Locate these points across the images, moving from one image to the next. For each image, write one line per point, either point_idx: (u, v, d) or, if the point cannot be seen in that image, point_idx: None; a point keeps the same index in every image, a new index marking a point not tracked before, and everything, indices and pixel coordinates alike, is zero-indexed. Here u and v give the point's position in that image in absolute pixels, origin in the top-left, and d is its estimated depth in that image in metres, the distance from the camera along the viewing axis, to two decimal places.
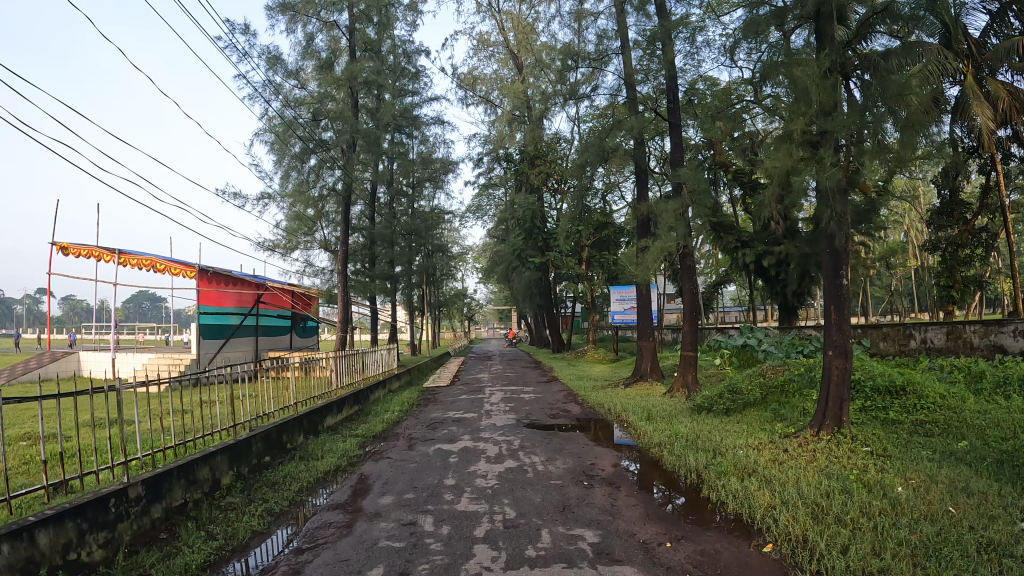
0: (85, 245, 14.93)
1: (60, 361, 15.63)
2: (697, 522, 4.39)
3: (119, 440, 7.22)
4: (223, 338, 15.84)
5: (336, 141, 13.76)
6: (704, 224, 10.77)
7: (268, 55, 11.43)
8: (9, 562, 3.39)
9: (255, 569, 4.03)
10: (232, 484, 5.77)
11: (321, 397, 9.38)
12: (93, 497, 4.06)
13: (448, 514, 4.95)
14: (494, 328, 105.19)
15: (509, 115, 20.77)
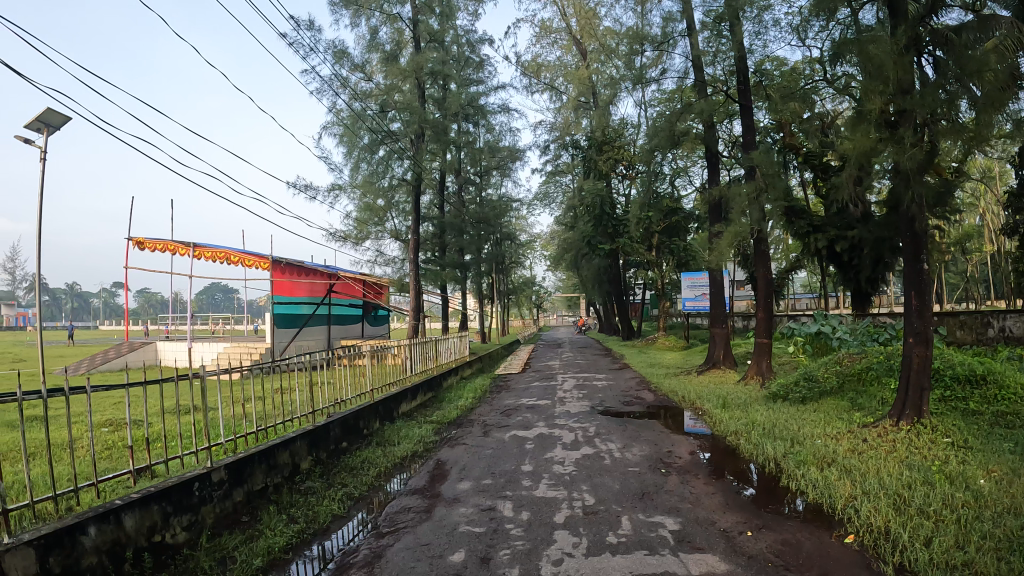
0: (161, 239, 15.45)
1: (138, 351, 16.22)
2: (775, 511, 4.31)
3: (202, 428, 7.51)
4: (297, 327, 16.24)
5: (405, 132, 13.91)
6: (778, 208, 10.46)
7: (335, 49, 11.62)
8: (97, 544, 3.56)
9: (335, 553, 4.13)
10: (311, 469, 5.92)
11: (396, 383, 9.60)
12: (176, 482, 4.20)
13: (527, 499, 4.97)
14: (557, 317, 105.27)
15: (574, 102, 20.61)
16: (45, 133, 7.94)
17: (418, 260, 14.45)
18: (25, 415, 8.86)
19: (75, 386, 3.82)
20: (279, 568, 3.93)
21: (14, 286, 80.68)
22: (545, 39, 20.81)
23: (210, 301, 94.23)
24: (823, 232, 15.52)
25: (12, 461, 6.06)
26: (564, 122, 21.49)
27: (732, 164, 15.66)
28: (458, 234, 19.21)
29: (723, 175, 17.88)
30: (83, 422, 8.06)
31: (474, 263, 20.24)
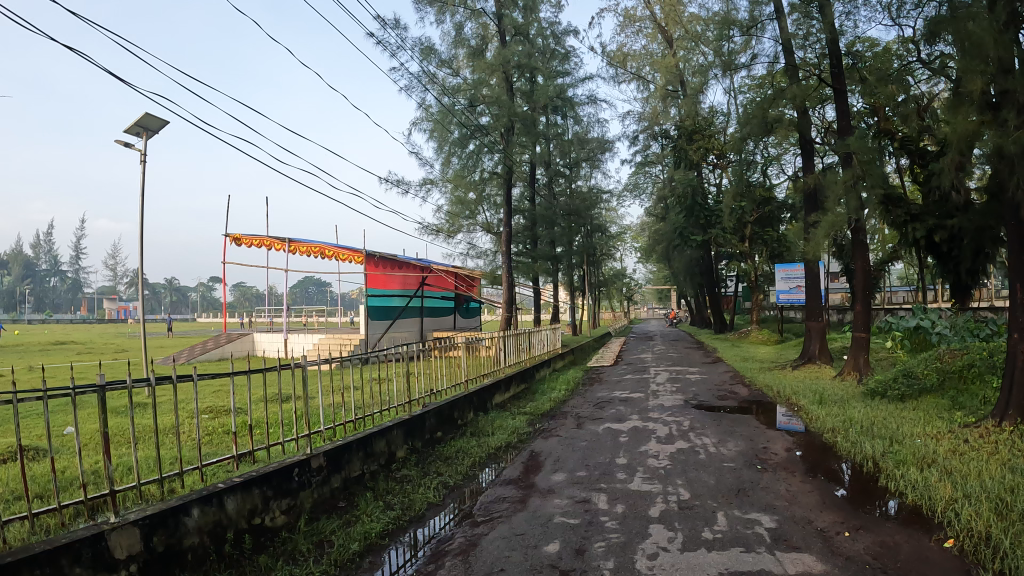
0: (258, 235, 16.07)
1: (234, 341, 16.92)
2: (870, 512, 4.19)
3: (301, 417, 7.98)
4: (390, 319, 16.70)
5: (494, 125, 13.95)
6: (878, 195, 10.09)
7: (423, 46, 11.79)
8: (200, 524, 3.77)
9: (428, 540, 4.49)
10: (407, 457, 6.34)
11: (490, 374, 10.09)
12: (277, 468, 4.47)
13: (621, 492, 5.28)
14: (641, 309, 104.12)
15: (662, 90, 20.25)
16: (144, 136, 8.39)
17: (509, 253, 14.40)
18: (135, 400, 9.46)
19: (181, 375, 4.03)
20: (376, 553, 4.28)
21: (119, 280, 85.27)
22: (629, 28, 20.51)
23: (301, 294, 97.10)
24: (921, 221, 14.72)
25: (116, 446, 6.45)
26: (654, 112, 21.11)
27: (825, 151, 15.18)
28: (549, 226, 18.93)
29: (817, 163, 17.32)
30: (189, 408, 8.56)
31: (566, 256, 20.09)
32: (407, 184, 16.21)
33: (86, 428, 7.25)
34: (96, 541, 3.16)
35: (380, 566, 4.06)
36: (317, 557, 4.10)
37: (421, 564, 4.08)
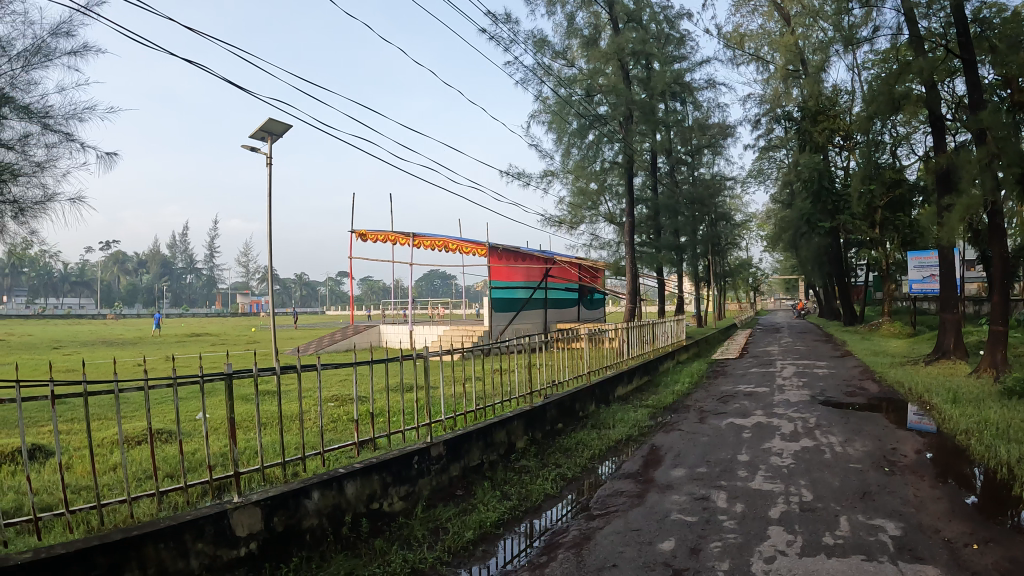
0: (384, 231, 16.71)
1: (363, 333, 17.67)
2: (1006, 524, 3.83)
3: (422, 406, 8.23)
4: (514, 311, 16.90)
5: (613, 115, 13.79)
6: (1016, 174, 9.15)
7: (535, 39, 11.78)
8: (319, 507, 3.97)
9: (544, 531, 4.51)
10: (527, 448, 6.39)
11: (612, 366, 10.00)
12: (397, 455, 4.63)
13: (741, 491, 5.09)
14: (771, 300, 100.04)
15: (783, 70, 19.23)
16: (269, 140, 8.93)
17: (634, 243, 14.08)
18: (267, 388, 10.08)
19: (306, 364, 4.24)
20: (489, 541, 4.34)
21: (254, 275, 90.87)
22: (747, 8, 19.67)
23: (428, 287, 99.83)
24: None
25: (244, 430, 6.90)
26: (774, 94, 20.08)
27: (958, 128, 13.97)
28: (673, 215, 18.41)
29: (951, 143, 15.99)
30: (316, 396, 9.02)
31: (691, 245, 19.41)
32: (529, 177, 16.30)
33: (217, 413, 7.82)
34: (218, 519, 3.39)
35: (492, 555, 4.11)
36: (432, 543, 4.20)
37: (534, 555, 4.10)
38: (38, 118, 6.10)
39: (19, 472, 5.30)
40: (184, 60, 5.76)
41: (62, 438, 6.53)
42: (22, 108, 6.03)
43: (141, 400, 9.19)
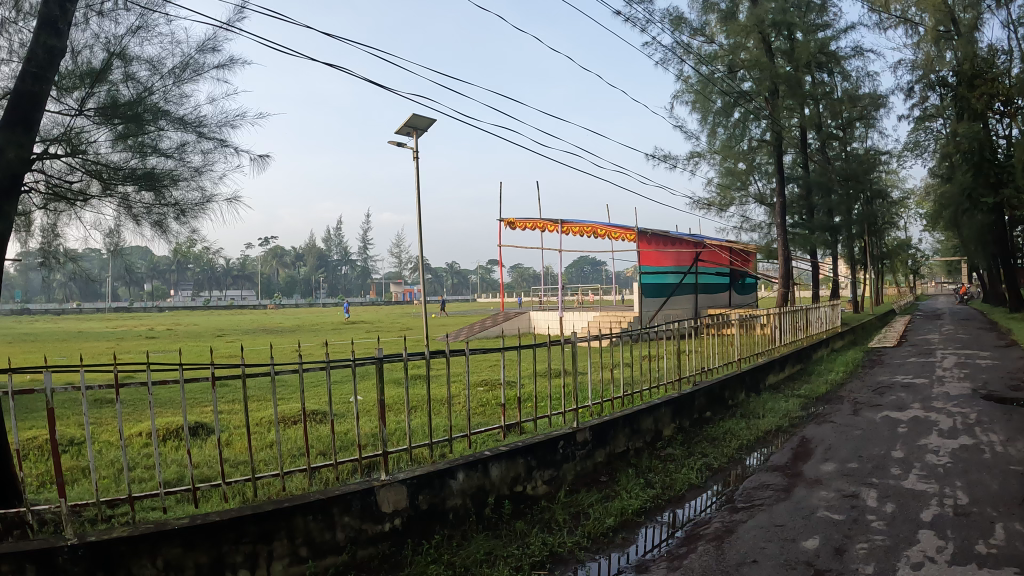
0: (533, 218, 16.92)
1: (512, 319, 18.01)
2: None
3: (568, 392, 8.26)
4: (664, 296, 16.58)
5: (757, 91, 13.20)
6: None
7: (672, 17, 11.43)
8: (464, 487, 4.12)
9: (686, 522, 4.42)
10: (674, 436, 6.24)
11: (763, 353, 9.56)
12: (542, 440, 4.70)
13: (894, 490, 4.73)
14: (946, 283, 91.86)
15: (936, 33, 17.53)
16: (415, 135, 9.32)
17: (786, 225, 13.35)
18: (419, 373, 10.52)
19: (451, 349, 4.36)
20: (630, 529, 4.31)
21: (404, 265, 94.76)
22: None
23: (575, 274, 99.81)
24: None
25: (394, 413, 7.25)
26: (925, 60, 18.16)
27: None
28: (826, 193, 17.27)
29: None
30: (464, 381, 9.31)
31: (846, 226, 18.10)
32: (674, 159, 15.85)
33: (369, 396, 8.29)
34: (365, 495, 3.61)
35: (631, 544, 4.07)
36: (572, 528, 4.23)
37: (674, 546, 4.02)
38: (197, 124, 4.47)
39: (189, 447, 5.89)
40: (329, 64, 6.09)
41: (224, 417, 7.17)
42: (179, 115, 4.38)
43: (300, 383, 9.89)
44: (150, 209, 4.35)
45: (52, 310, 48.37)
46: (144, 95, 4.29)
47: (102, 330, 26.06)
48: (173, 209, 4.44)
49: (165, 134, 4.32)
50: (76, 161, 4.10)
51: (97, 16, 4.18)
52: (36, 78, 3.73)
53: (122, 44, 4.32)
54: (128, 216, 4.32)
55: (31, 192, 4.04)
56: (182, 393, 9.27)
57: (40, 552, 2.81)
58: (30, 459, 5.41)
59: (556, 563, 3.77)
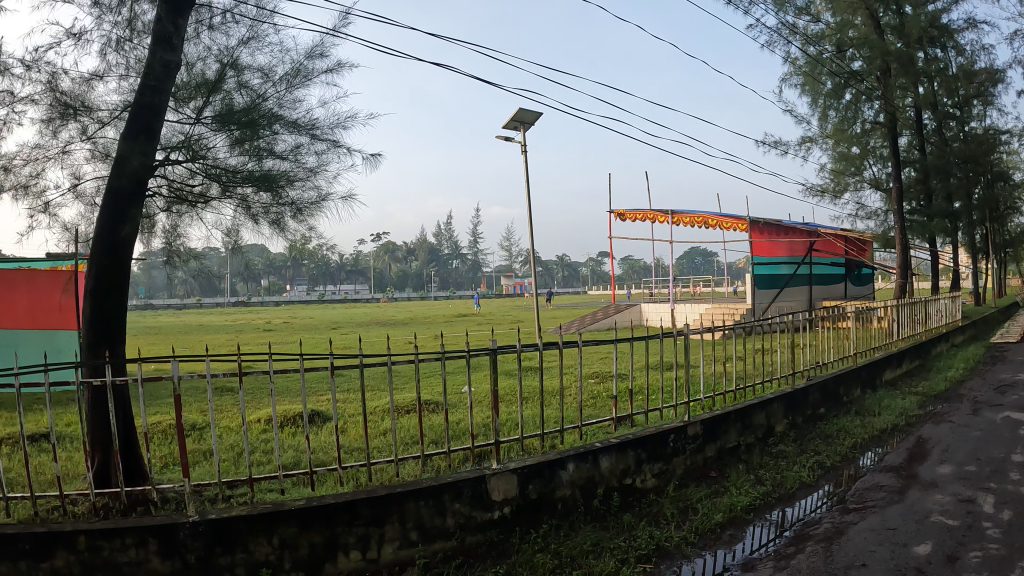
0: (644, 209, 16.73)
1: (623, 311, 17.91)
2: None
3: (682, 384, 8.08)
4: (776, 288, 15.95)
5: (867, 71, 12.55)
6: None
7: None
8: (574, 478, 4.13)
9: (795, 522, 4.28)
10: (786, 432, 6.01)
11: (879, 348, 9.09)
12: (653, 432, 4.62)
13: (1015, 496, 4.44)
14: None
15: None
16: (522, 129, 9.45)
17: (903, 211, 12.60)
18: (529, 365, 10.64)
19: (566, 340, 4.32)
20: (738, 526, 4.21)
21: (516, 258, 95.49)
22: None
23: (685, 266, 97.47)
24: None
25: (507, 403, 7.31)
26: None
27: None
28: (945, 177, 16.11)
29: None
30: (575, 373, 9.34)
31: (966, 212, 16.93)
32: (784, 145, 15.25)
33: (482, 387, 8.42)
34: (476, 483, 3.70)
35: (739, 541, 3.99)
36: (680, 522, 4.17)
37: (782, 545, 3.93)
38: (309, 126, 4.66)
39: (305, 434, 6.19)
40: (436, 63, 6.18)
41: (340, 406, 7.51)
42: (293, 118, 4.60)
43: (414, 374, 10.20)
44: (267, 209, 4.55)
45: (185, 304, 51.92)
46: (258, 102, 4.53)
47: (226, 322, 27.71)
48: (289, 208, 4.63)
49: (279, 136, 4.53)
50: (196, 166, 4.39)
51: (207, 29, 4.48)
52: (155, 91, 4.03)
53: (234, 55, 4.59)
54: (247, 215, 4.55)
55: (157, 196, 4.37)
56: (301, 381, 9.77)
57: (162, 527, 3.13)
58: (157, 443, 5.83)
59: (663, 557, 3.75)
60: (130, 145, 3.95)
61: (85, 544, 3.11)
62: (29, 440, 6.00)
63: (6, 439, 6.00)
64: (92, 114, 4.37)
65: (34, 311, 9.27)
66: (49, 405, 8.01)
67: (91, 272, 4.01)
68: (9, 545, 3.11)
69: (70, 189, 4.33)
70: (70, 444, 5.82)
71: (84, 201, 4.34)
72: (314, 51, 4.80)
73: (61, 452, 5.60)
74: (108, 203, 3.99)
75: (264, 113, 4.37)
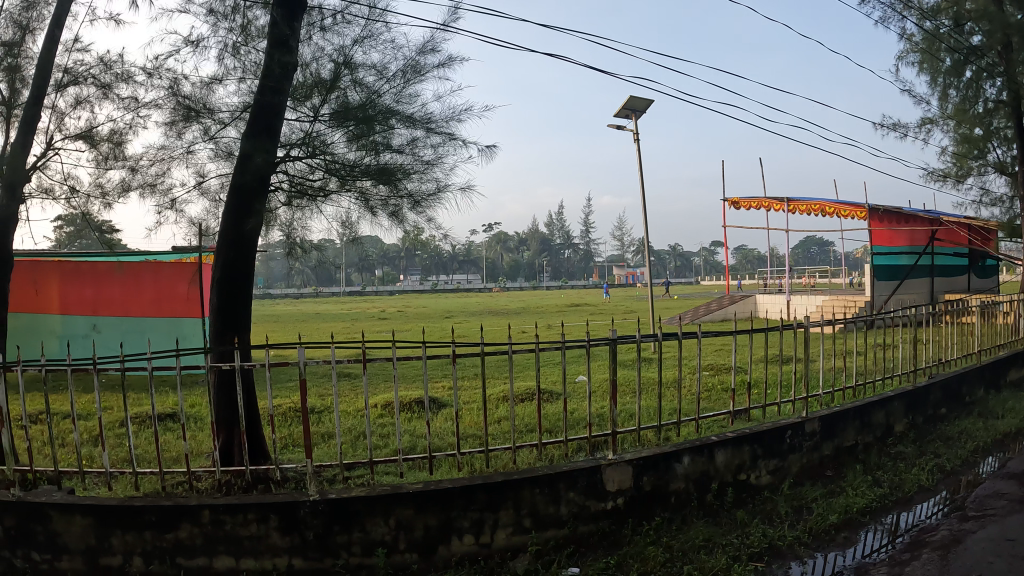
0: (759, 197, 16.29)
1: (739, 302, 17.58)
2: None
3: (800, 377, 7.78)
4: (897, 280, 14.50)
5: (987, 45, 11.67)
6: None
7: None
8: (688, 472, 4.07)
9: (910, 528, 4.08)
10: (905, 432, 5.74)
11: (1006, 345, 8.52)
12: (770, 427, 4.50)
13: None
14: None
15: None
16: (633, 116, 9.54)
17: None
18: (644, 355, 10.58)
19: (685, 331, 4.26)
20: (853, 529, 4.05)
21: (626, 248, 94.42)
22: None
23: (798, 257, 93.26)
24: None
25: (623, 394, 7.21)
26: None
27: None
28: None
29: None
30: (694, 365, 9.21)
31: None
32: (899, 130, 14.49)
33: (597, 378, 8.39)
34: (591, 473, 3.72)
35: (854, 544, 3.85)
36: (794, 522, 4.04)
37: (896, 551, 3.76)
38: (425, 121, 4.76)
39: (422, 420, 6.33)
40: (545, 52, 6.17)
41: (460, 393, 7.68)
42: (408, 113, 4.71)
43: (529, 362, 10.32)
44: (386, 201, 4.68)
45: (301, 293, 54.39)
46: (373, 98, 4.66)
47: (349, 310, 28.94)
48: (406, 199, 4.74)
49: (395, 131, 4.65)
50: (316, 161, 4.57)
51: (319, 31, 4.64)
52: (274, 91, 4.21)
53: (348, 54, 4.73)
54: (366, 208, 4.70)
55: (279, 191, 4.57)
56: (424, 368, 10.03)
57: (284, 505, 3.29)
58: (278, 426, 6.08)
59: (775, 556, 3.65)
60: (253, 143, 4.14)
61: (209, 518, 3.30)
62: (159, 420, 6.40)
63: (139, 418, 6.42)
64: (212, 116, 4.60)
65: (162, 299, 9.84)
66: (179, 387, 8.53)
67: (218, 263, 4.24)
68: (137, 516, 3.32)
69: (195, 186, 4.60)
70: (198, 424, 6.17)
71: (208, 197, 4.60)
72: (426, 46, 4.90)
73: (189, 431, 5.95)
74: (233, 199, 4.20)
75: (380, 108, 4.50)
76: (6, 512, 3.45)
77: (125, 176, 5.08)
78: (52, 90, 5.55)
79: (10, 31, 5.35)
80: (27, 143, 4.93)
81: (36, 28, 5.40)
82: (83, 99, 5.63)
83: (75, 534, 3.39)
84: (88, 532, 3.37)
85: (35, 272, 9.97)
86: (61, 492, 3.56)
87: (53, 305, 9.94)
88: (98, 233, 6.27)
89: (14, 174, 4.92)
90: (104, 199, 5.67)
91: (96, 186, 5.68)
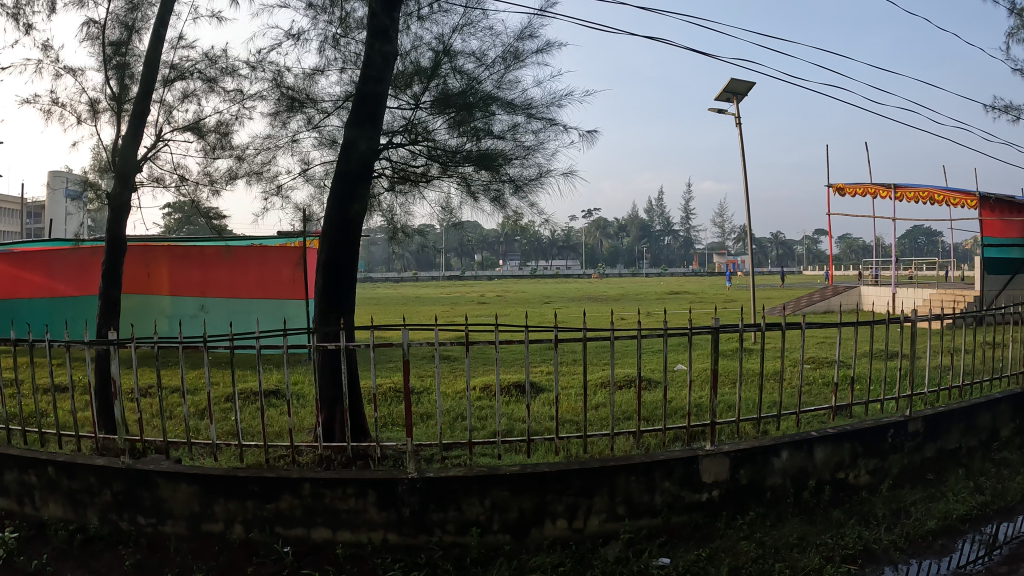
0: (863, 183, 15.60)
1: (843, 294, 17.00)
2: None
3: (907, 374, 7.43)
4: (1010, 274, 13.41)
5: None
6: None
7: None
8: (785, 467, 3.97)
9: (1011, 540, 3.85)
10: (1013, 438, 5.41)
11: None
12: (873, 426, 4.33)
13: None
14: None
15: None
16: (733, 100, 9.33)
17: None
18: (744, 346, 10.36)
19: (787, 321, 4.14)
20: (952, 537, 3.86)
21: (726, 235, 92.03)
22: None
23: (909, 245, 88.24)
24: None
25: (723, 385, 7.08)
26: None
27: None
28: None
29: None
30: (796, 357, 8.96)
31: None
32: None
33: (696, 367, 8.26)
34: (688, 462, 3.68)
35: (951, 552, 3.68)
36: (892, 525, 3.88)
37: (995, 564, 3.56)
38: (525, 106, 4.78)
39: (520, 403, 6.39)
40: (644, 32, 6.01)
41: (558, 378, 7.73)
42: (509, 99, 4.74)
43: (625, 349, 10.27)
44: (487, 186, 4.73)
45: (402, 277, 55.91)
46: (473, 85, 4.72)
47: (453, 294, 29.52)
48: (508, 184, 4.77)
49: (496, 117, 4.69)
50: (419, 148, 4.66)
51: (417, 21, 4.72)
52: (376, 81, 4.31)
53: (447, 42, 4.80)
54: (467, 193, 4.76)
55: (382, 177, 4.69)
56: (527, 351, 10.09)
57: (382, 481, 3.41)
58: (379, 405, 6.29)
59: (869, 560, 3.52)
60: (358, 131, 4.27)
61: (309, 491, 3.45)
62: (265, 396, 6.73)
63: (248, 394, 6.77)
64: (316, 105, 4.76)
65: (267, 282, 10.31)
66: (282, 366, 8.92)
67: (325, 246, 4.39)
68: (241, 486, 3.50)
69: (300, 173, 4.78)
70: (301, 402, 6.43)
71: (314, 184, 4.78)
72: (524, 32, 4.91)
73: (292, 408, 6.22)
74: (338, 185, 4.34)
75: (478, 96, 4.55)
76: (116, 477, 3.70)
77: (233, 164, 5.34)
78: (160, 85, 5.83)
79: (117, 31, 5.66)
80: (136, 135, 5.22)
81: (140, 28, 5.70)
82: (190, 93, 5.92)
83: (180, 500, 3.60)
84: (192, 499, 3.58)
85: (146, 257, 10.51)
86: (168, 461, 3.78)
87: (164, 287, 10.48)
88: (206, 218, 6.58)
89: (126, 164, 5.24)
90: (212, 187, 5.95)
91: (204, 175, 5.96)
